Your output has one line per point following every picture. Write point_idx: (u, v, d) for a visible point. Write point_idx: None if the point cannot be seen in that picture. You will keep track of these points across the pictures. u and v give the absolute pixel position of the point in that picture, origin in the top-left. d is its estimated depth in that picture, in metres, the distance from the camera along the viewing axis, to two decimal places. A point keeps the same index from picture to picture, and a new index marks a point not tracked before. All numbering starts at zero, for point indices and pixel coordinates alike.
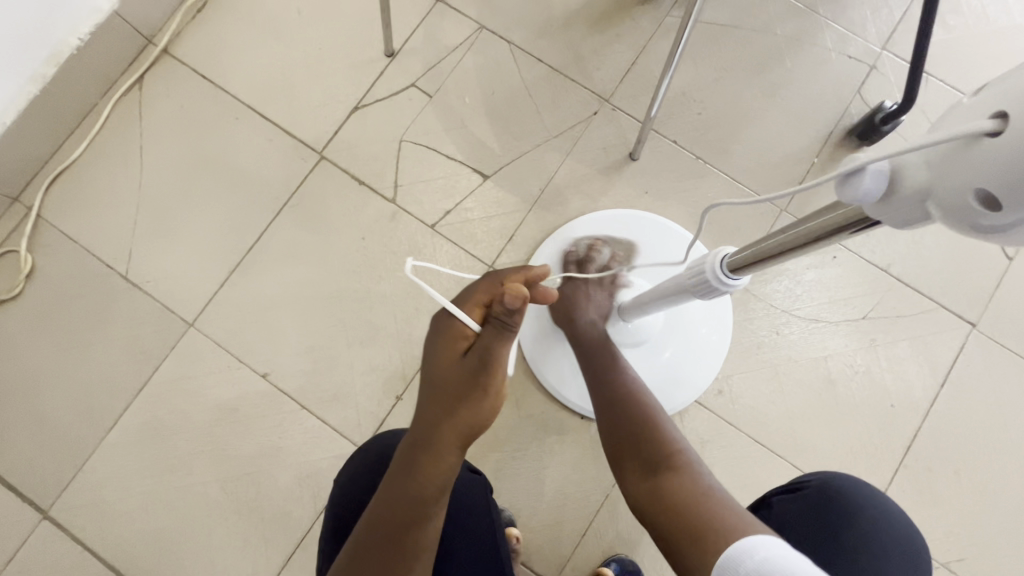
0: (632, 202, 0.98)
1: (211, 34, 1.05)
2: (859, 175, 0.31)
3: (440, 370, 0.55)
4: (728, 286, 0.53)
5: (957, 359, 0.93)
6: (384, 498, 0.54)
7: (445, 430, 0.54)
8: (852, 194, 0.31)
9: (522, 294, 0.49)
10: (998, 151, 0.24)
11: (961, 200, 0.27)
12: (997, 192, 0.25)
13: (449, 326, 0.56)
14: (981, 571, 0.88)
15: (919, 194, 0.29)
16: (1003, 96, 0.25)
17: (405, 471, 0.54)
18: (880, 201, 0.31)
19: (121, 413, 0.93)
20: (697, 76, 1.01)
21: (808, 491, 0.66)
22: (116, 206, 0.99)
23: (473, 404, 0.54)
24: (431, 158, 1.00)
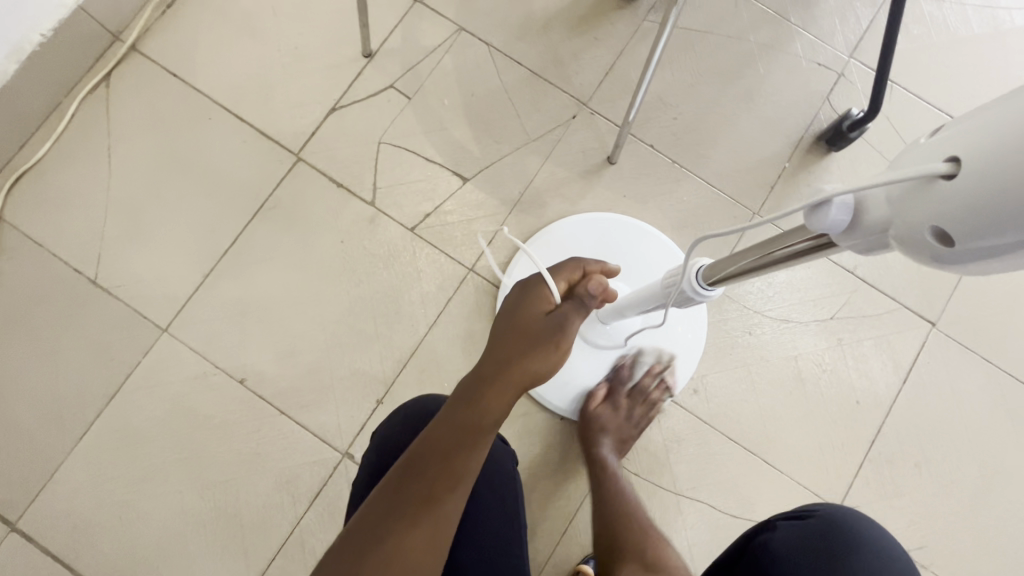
0: (610, 206, 0.99)
1: (182, 31, 1.02)
2: (825, 207, 0.33)
3: (523, 320, 0.58)
4: (703, 296, 0.55)
5: (918, 357, 0.97)
6: (443, 420, 0.55)
7: (512, 368, 0.55)
8: (820, 223, 0.34)
9: (605, 284, 0.60)
10: (950, 193, 0.26)
11: (918, 235, 0.29)
12: (950, 231, 0.27)
13: (536, 288, 0.60)
14: (939, 558, 0.93)
15: (879, 225, 0.31)
16: (957, 141, 0.27)
17: (467, 399, 0.55)
18: (845, 230, 0.34)
19: (92, 421, 0.91)
20: (672, 81, 1.03)
21: (813, 519, 0.65)
22: (83, 208, 0.96)
23: (543, 353, 0.56)
24: (410, 161, 1.00)
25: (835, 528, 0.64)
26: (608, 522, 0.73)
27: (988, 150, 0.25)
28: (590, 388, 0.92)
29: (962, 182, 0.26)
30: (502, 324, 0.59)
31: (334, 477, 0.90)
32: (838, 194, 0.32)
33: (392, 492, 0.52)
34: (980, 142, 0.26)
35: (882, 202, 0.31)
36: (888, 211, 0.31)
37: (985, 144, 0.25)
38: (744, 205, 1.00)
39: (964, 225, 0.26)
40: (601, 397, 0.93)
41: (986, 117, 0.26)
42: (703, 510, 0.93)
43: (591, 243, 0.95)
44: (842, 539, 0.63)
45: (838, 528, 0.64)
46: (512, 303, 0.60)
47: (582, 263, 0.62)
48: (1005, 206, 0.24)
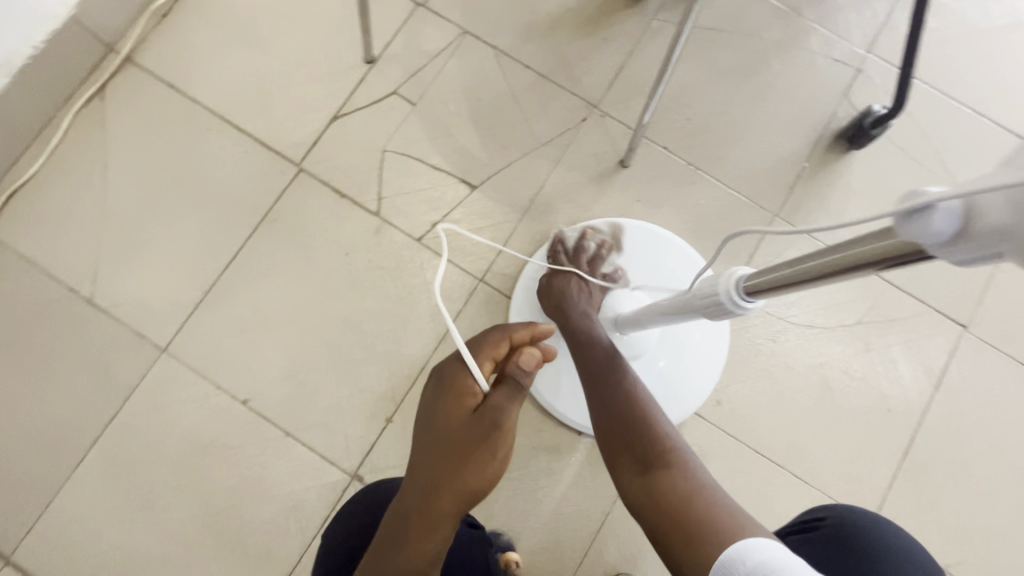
0: (623, 210, 0.96)
1: (179, 40, 0.99)
2: (923, 213, 0.25)
3: (446, 425, 0.53)
4: (742, 309, 0.51)
5: (950, 362, 0.93)
6: (373, 571, 0.51)
7: (444, 492, 0.51)
8: (915, 234, 0.26)
9: (537, 357, 0.54)
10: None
11: None
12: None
13: (457, 381, 0.55)
14: (980, 573, 0.88)
15: (996, 238, 0.23)
16: None
17: (393, 544, 0.51)
18: (949, 244, 0.26)
19: (89, 447, 0.87)
20: (685, 81, 1.00)
21: (820, 530, 0.64)
22: (78, 225, 0.93)
23: (477, 463, 0.52)
24: (416, 169, 0.96)
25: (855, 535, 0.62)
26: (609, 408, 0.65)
27: None
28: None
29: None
30: (423, 436, 0.55)
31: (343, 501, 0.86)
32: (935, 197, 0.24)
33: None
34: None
35: (1001, 207, 0.23)
36: (1010, 219, 0.22)
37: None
38: (763, 208, 0.96)
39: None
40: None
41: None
42: None
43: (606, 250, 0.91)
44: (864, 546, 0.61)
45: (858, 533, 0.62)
46: (435, 403, 0.55)
47: (506, 331, 0.58)
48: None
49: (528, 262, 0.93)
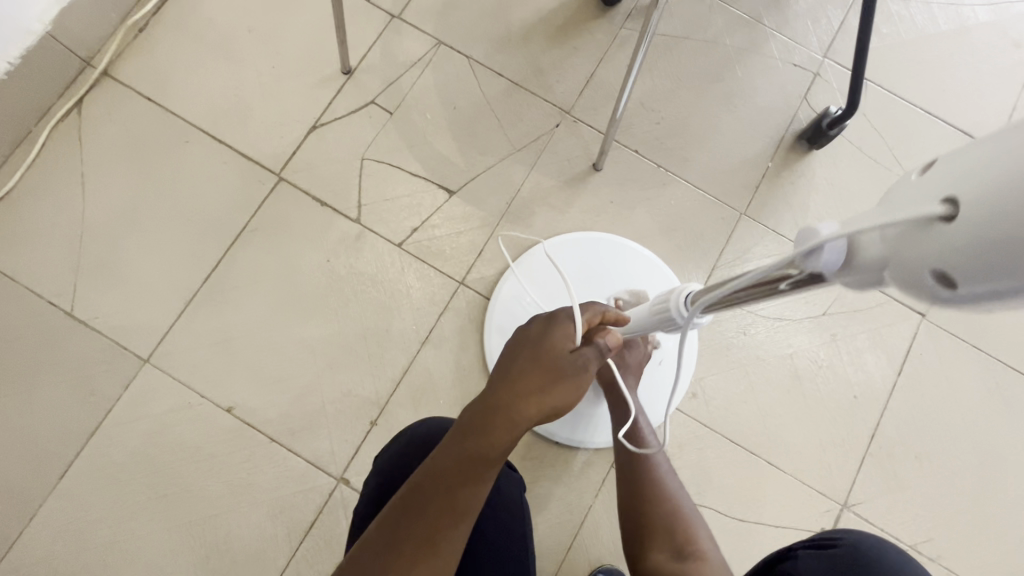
0: (598, 212, 0.99)
1: (157, 54, 1.00)
2: (816, 251, 0.34)
3: (546, 352, 0.55)
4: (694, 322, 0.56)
5: (910, 349, 0.98)
6: (447, 452, 0.52)
7: (530, 400, 0.53)
8: (813, 266, 0.34)
9: (621, 343, 0.57)
10: (942, 235, 0.25)
11: (918, 276, 0.27)
12: (944, 272, 0.25)
13: (561, 323, 0.56)
14: (945, 550, 0.92)
15: (872, 265, 0.31)
16: (953, 180, 0.25)
17: (470, 430, 0.52)
18: (840, 271, 0.34)
19: (72, 460, 0.87)
20: (653, 87, 1.04)
21: (836, 549, 0.63)
22: (56, 239, 0.93)
23: (563, 390, 0.54)
24: (395, 176, 0.98)
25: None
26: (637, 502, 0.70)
27: (983, 193, 0.23)
28: (589, 414, 0.90)
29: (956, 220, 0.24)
30: (517, 354, 0.55)
31: (330, 505, 0.87)
32: (825, 239, 0.32)
33: (395, 527, 0.49)
34: (973, 182, 0.24)
35: (874, 241, 0.30)
36: (880, 250, 0.30)
37: (980, 183, 0.24)
38: (731, 207, 1.00)
39: (959, 265, 0.24)
40: (600, 414, 0.91)
41: (987, 150, 0.25)
42: (710, 515, 0.91)
43: (573, 262, 0.94)
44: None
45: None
46: (534, 331, 0.57)
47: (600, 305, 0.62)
48: (994, 248, 0.23)
49: (498, 280, 0.95)
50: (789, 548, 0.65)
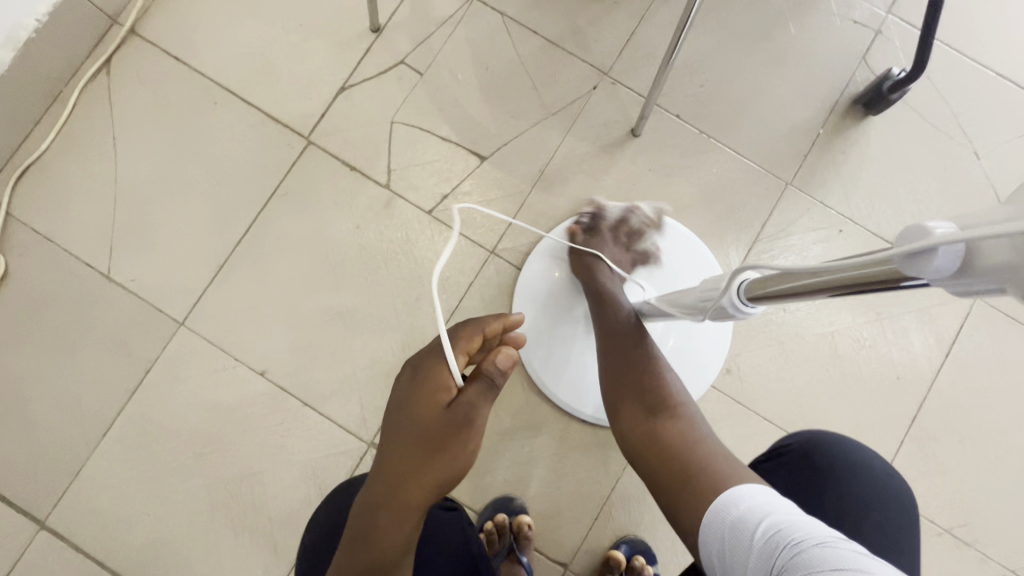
0: (635, 179, 0.95)
1: (183, 12, 0.97)
2: (927, 253, 0.28)
3: (417, 422, 0.52)
4: (744, 314, 0.51)
5: (961, 330, 0.93)
6: (343, 571, 0.50)
7: (410, 484, 0.51)
8: (919, 272, 0.29)
9: (514, 357, 0.53)
10: None
11: None
12: None
13: (431, 374, 0.54)
14: (983, 534, 0.90)
15: (996, 276, 0.26)
16: None
17: (363, 540, 0.51)
18: (955, 278, 0.28)
19: (114, 419, 0.90)
20: (698, 46, 0.97)
21: (789, 456, 0.66)
22: (90, 202, 0.93)
23: (451, 454, 0.51)
24: (424, 140, 0.95)
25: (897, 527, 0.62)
26: (619, 376, 0.66)
27: None
28: None
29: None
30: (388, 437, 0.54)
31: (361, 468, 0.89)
32: (938, 242, 0.27)
33: None
34: None
35: (1004, 248, 0.25)
36: (1011, 259, 0.25)
37: None
38: (777, 176, 0.95)
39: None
40: None
41: None
42: None
43: None
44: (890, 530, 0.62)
45: (905, 529, 0.62)
46: (403, 396, 0.54)
47: (478, 327, 0.58)
48: None
49: (528, 257, 0.92)
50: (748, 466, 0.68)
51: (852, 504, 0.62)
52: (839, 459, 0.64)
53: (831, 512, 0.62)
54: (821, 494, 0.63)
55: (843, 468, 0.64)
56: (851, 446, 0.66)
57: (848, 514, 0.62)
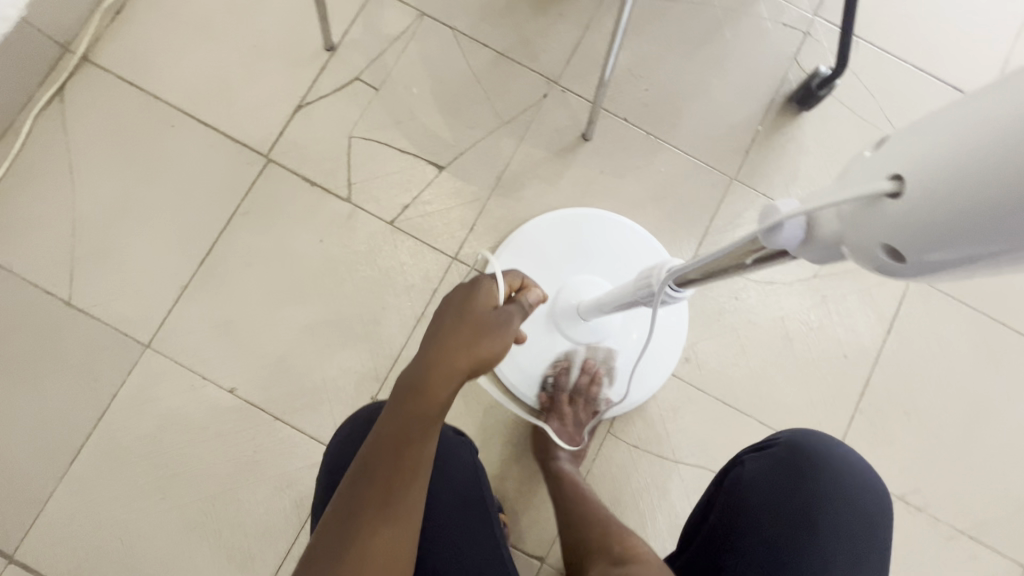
0: (589, 182, 0.99)
1: (136, 37, 0.98)
2: (777, 227, 0.33)
3: (470, 312, 0.54)
4: (674, 297, 0.56)
5: (900, 307, 1.00)
6: (390, 424, 0.52)
7: (459, 357, 0.52)
8: (774, 243, 0.34)
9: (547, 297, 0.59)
10: (893, 214, 0.26)
11: (870, 250, 0.28)
12: (898, 247, 0.26)
13: (485, 282, 0.56)
14: (932, 498, 0.95)
15: (832, 241, 0.31)
16: (901, 158, 0.26)
17: (409, 396, 0.53)
18: (801, 245, 0.33)
19: (81, 445, 0.89)
20: (641, 53, 1.02)
21: (776, 449, 0.69)
22: (49, 229, 0.93)
23: (492, 342, 0.53)
24: (383, 153, 0.98)
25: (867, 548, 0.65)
26: (585, 541, 0.73)
27: (930, 172, 0.24)
28: (584, 389, 0.92)
29: (902, 198, 0.25)
30: (443, 316, 0.55)
31: None
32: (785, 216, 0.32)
33: (349, 493, 0.51)
34: (921, 161, 0.25)
35: (833, 217, 0.30)
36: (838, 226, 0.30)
37: (930, 166, 0.24)
38: (721, 172, 1.00)
39: (905, 240, 0.26)
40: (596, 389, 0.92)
41: (939, 124, 0.25)
42: (704, 474, 0.94)
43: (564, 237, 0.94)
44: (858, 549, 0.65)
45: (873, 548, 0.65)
46: (459, 292, 0.56)
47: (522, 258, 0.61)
48: (944, 221, 0.23)
49: (489, 260, 0.95)
50: (735, 455, 0.71)
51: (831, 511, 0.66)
52: (822, 460, 0.68)
53: (804, 504, 0.66)
54: (802, 495, 0.66)
55: (824, 466, 0.67)
56: (846, 456, 0.69)
57: (822, 511, 0.66)
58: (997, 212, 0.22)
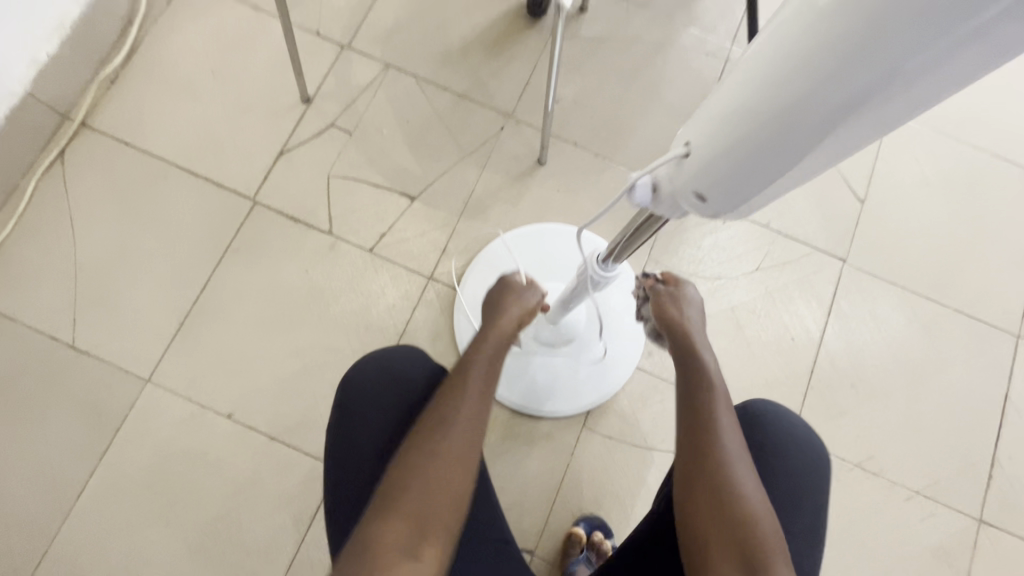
0: (547, 201, 1.10)
1: (129, 102, 1.09)
2: (632, 190, 0.46)
3: (508, 292, 0.74)
4: (606, 277, 0.68)
5: (836, 291, 1.10)
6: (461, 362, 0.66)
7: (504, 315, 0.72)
8: (633, 202, 0.47)
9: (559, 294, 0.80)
10: (695, 159, 0.40)
11: (690, 193, 0.43)
12: (704, 186, 0.41)
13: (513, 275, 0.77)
14: (887, 464, 1.03)
15: (668, 193, 0.45)
16: (690, 128, 0.42)
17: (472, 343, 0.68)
18: (650, 204, 0.47)
19: (86, 481, 0.94)
20: (584, 86, 1.16)
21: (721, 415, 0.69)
22: (53, 279, 1.01)
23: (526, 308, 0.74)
24: (360, 189, 1.08)
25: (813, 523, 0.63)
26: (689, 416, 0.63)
27: (706, 129, 0.39)
28: (558, 387, 0.99)
29: (690, 158, 0.41)
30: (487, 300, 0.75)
31: None
32: (637, 178, 0.45)
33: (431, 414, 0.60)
34: (702, 125, 0.40)
35: (666, 176, 0.44)
36: (671, 181, 0.44)
37: (708, 126, 0.39)
38: None
39: (703, 185, 0.41)
40: (568, 387, 0.99)
41: (704, 105, 0.40)
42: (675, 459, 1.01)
43: (527, 251, 1.04)
44: (805, 525, 0.63)
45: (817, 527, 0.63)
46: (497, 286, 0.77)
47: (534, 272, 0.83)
48: (723, 156, 0.38)
49: (462, 278, 1.04)
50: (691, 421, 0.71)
51: (775, 485, 0.64)
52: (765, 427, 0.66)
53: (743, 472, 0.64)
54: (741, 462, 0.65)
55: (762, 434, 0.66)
56: (796, 427, 0.66)
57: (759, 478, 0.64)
58: (746, 143, 0.37)
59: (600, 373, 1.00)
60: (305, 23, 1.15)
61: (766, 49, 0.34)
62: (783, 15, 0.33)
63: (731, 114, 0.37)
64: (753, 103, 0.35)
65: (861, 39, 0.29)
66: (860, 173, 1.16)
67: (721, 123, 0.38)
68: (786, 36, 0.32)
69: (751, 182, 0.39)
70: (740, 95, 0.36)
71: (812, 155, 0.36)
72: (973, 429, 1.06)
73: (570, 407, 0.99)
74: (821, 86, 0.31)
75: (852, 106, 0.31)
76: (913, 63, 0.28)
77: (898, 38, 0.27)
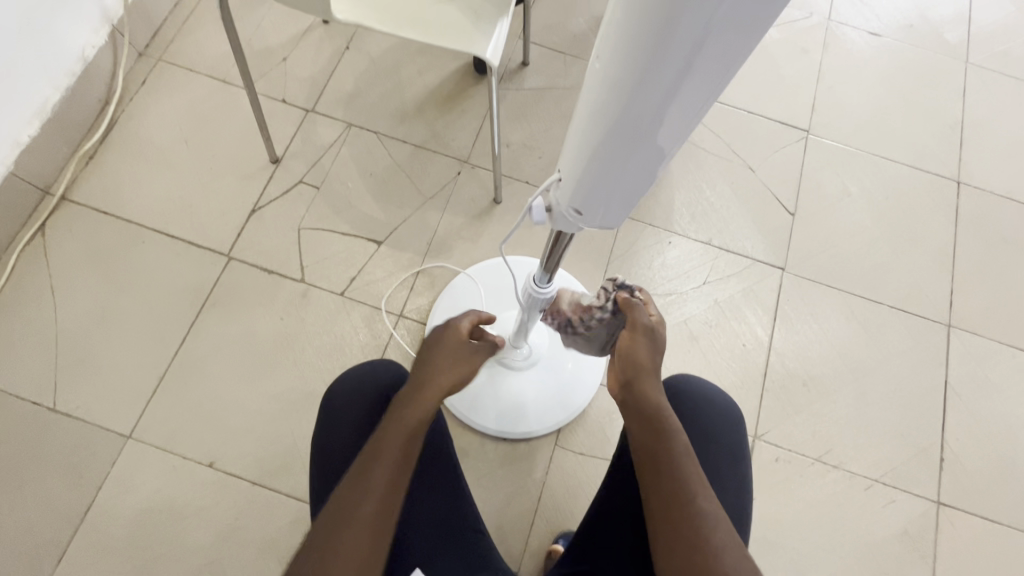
0: (505, 236, 1.18)
1: (108, 175, 1.17)
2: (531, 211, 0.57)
3: (449, 342, 0.64)
4: (541, 293, 0.78)
5: (779, 297, 1.19)
6: (384, 435, 0.56)
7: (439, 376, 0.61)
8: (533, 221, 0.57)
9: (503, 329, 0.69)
10: (565, 182, 0.51)
11: (569, 210, 0.53)
12: (576, 202, 0.52)
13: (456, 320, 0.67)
14: (844, 455, 1.09)
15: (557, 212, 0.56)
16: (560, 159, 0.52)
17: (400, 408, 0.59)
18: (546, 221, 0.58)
19: (68, 543, 0.95)
20: (531, 130, 1.27)
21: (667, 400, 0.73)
22: (35, 346, 1.05)
23: (460, 369, 0.63)
24: (328, 238, 1.15)
25: (741, 475, 0.69)
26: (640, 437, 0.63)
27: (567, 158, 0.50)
28: (527, 409, 1.04)
29: (563, 180, 0.51)
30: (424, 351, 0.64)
31: None
32: (530, 202, 0.56)
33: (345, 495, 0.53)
34: (564, 157, 0.50)
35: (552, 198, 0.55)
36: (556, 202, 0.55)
37: (568, 156, 0.49)
38: None
39: (577, 197, 0.51)
40: (537, 407, 1.05)
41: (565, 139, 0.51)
42: None
43: (489, 283, 1.11)
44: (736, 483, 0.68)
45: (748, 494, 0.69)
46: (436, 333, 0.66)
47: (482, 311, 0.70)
48: (582, 177, 0.49)
49: (431, 313, 1.11)
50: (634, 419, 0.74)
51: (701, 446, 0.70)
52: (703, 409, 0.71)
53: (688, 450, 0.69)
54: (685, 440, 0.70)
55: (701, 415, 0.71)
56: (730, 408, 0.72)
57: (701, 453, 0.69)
58: (594, 166, 0.47)
59: (568, 391, 1.05)
60: (271, 92, 1.25)
61: (588, 87, 0.44)
62: (593, 65, 0.43)
63: (578, 145, 0.47)
64: (590, 136, 0.45)
65: (634, 74, 0.38)
66: (788, 189, 1.27)
67: (574, 149, 0.48)
68: (591, 78, 0.43)
69: (609, 189, 0.49)
70: (580, 125, 0.46)
71: (640, 166, 0.46)
72: (921, 416, 1.13)
73: (540, 426, 1.04)
74: (617, 111, 0.42)
75: (650, 123, 0.41)
76: (673, 79, 0.38)
77: (653, 70, 0.37)
